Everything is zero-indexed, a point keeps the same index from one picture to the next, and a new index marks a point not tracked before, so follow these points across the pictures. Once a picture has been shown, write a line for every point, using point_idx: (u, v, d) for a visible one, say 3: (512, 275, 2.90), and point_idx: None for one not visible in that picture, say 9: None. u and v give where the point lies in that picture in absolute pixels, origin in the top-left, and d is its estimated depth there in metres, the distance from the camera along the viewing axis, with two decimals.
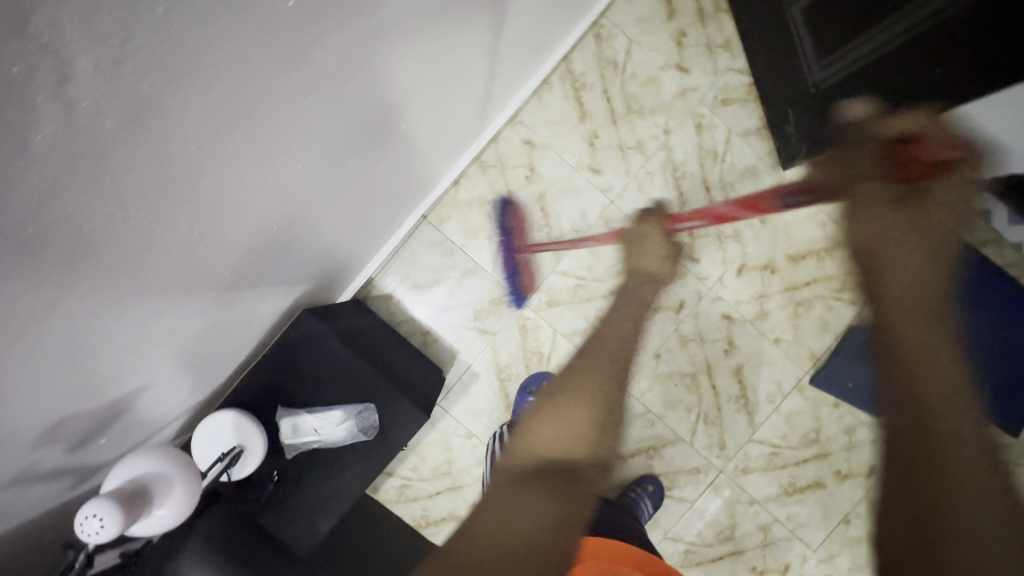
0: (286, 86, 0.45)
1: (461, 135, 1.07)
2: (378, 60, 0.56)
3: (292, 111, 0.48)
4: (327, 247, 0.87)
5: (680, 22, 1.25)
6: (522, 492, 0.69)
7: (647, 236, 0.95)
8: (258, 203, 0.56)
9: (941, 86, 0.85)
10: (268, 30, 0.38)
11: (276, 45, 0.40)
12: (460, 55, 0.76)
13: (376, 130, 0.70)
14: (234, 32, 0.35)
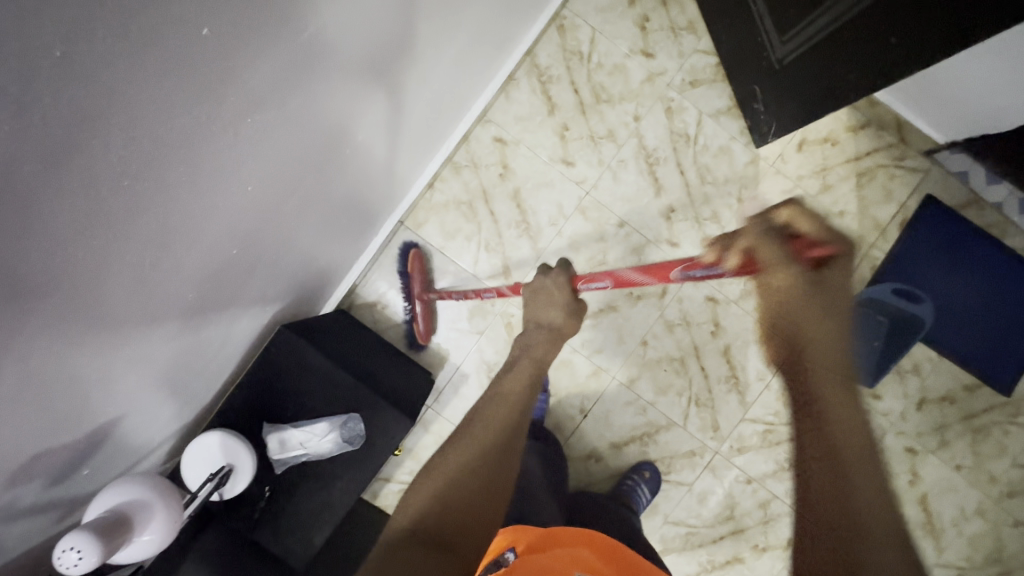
0: (216, 112, 0.45)
1: (427, 139, 1.07)
2: (317, 79, 0.56)
3: (230, 136, 0.49)
4: (298, 263, 0.87)
5: (643, 7, 1.24)
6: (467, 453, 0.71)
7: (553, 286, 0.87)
8: (211, 228, 0.57)
9: (893, 56, 0.85)
10: (184, 62, 0.38)
11: (198, 74, 0.40)
12: (410, 58, 0.75)
13: (332, 141, 0.70)
14: (147, 67, 0.36)
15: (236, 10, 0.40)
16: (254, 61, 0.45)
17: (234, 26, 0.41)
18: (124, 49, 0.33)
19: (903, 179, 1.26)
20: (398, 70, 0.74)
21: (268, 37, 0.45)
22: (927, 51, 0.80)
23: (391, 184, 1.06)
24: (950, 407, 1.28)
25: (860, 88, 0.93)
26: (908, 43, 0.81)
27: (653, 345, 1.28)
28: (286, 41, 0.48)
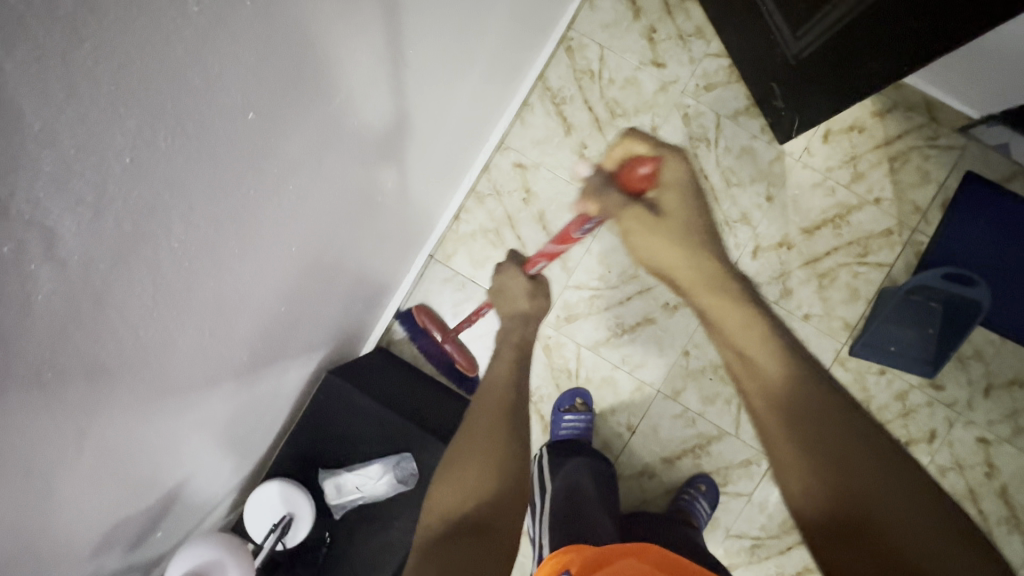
0: (259, 184, 0.47)
1: (448, 174, 1.09)
2: (351, 136, 0.59)
3: (274, 204, 0.51)
4: (340, 308, 0.90)
5: (648, 19, 1.25)
6: (460, 464, 0.81)
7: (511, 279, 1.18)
8: (261, 290, 0.59)
9: (914, 43, 0.83)
10: (230, 146, 0.40)
11: (244, 154, 0.42)
12: (430, 106, 0.79)
13: (367, 189, 0.73)
14: (199, 155, 0.38)
15: (273, 88, 0.42)
16: (290, 131, 0.47)
17: (272, 101, 0.43)
18: (181, 146, 0.36)
19: (939, 159, 1.23)
20: (421, 114, 0.77)
21: (302, 109, 0.47)
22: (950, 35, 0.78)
23: (419, 221, 1.08)
24: (1021, 390, 1.23)
25: (885, 77, 0.91)
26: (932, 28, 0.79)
27: (695, 354, 1.25)
28: (319, 108, 0.50)
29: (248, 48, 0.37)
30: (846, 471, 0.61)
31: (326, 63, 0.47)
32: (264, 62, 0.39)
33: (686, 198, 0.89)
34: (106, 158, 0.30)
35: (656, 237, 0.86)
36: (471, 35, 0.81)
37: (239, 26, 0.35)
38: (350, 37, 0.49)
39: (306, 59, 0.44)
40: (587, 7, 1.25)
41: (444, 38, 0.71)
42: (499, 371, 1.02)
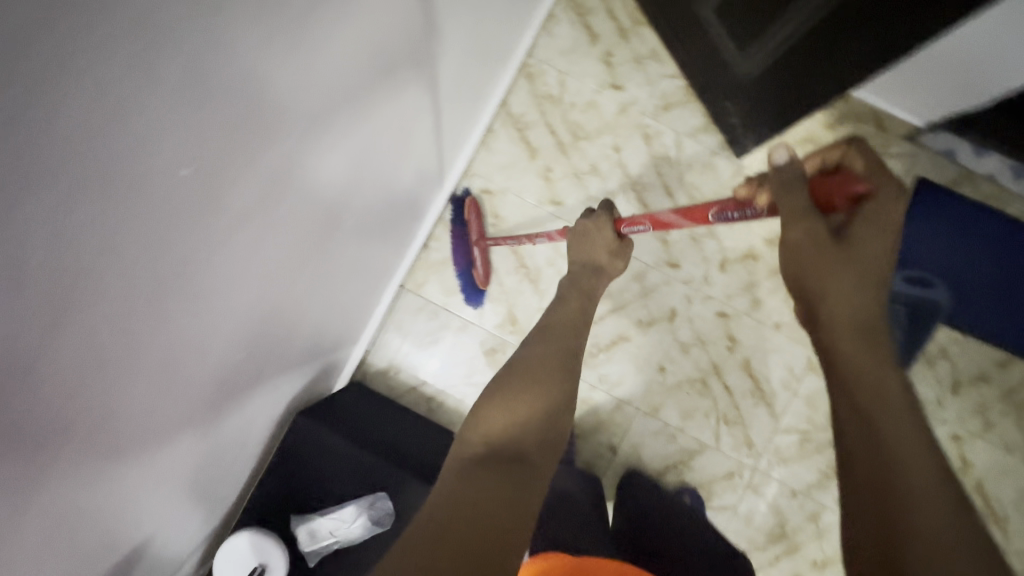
0: (206, 230, 0.47)
1: (416, 202, 1.10)
2: (303, 180, 0.59)
3: (225, 249, 0.52)
4: (307, 346, 0.88)
5: (605, 44, 1.27)
6: (508, 402, 0.74)
7: (591, 231, 0.95)
8: (222, 335, 0.59)
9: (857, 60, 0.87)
10: (166, 195, 0.41)
11: (182, 209, 0.43)
12: (390, 134, 0.79)
13: (325, 225, 0.74)
14: (130, 205, 0.38)
15: (211, 136, 0.43)
16: (236, 174, 0.48)
17: (212, 148, 0.44)
18: (109, 206, 0.36)
19: (890, 166, 1.27)
20: (379, 144, 0.77)
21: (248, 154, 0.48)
22: (889, 50, 0.82)
23: (389, 251, 1.09)
24: (987, 385, 1.27)
25: (829, 92, 0.95)
26: (872, 43, 0.83)
27: (671, 369, 1.25)
28: (268, 152, 0.51)
29: (179, 100, 0.38)
30: (897, 435, 0.58)
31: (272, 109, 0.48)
32: (198, 112, 0.40)
33: (889, 254, 0.69)
34: (27, 222, 0.31)
35: (828, 262, 0.69)
36: (428, 69, 0.82)
37: (165, 83, 0.36)
38: (301, 82, 0.50)
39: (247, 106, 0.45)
40: (545, 34, 1.28)
41: (399, 70, 0.72)
42: (563, 313, 0.90)
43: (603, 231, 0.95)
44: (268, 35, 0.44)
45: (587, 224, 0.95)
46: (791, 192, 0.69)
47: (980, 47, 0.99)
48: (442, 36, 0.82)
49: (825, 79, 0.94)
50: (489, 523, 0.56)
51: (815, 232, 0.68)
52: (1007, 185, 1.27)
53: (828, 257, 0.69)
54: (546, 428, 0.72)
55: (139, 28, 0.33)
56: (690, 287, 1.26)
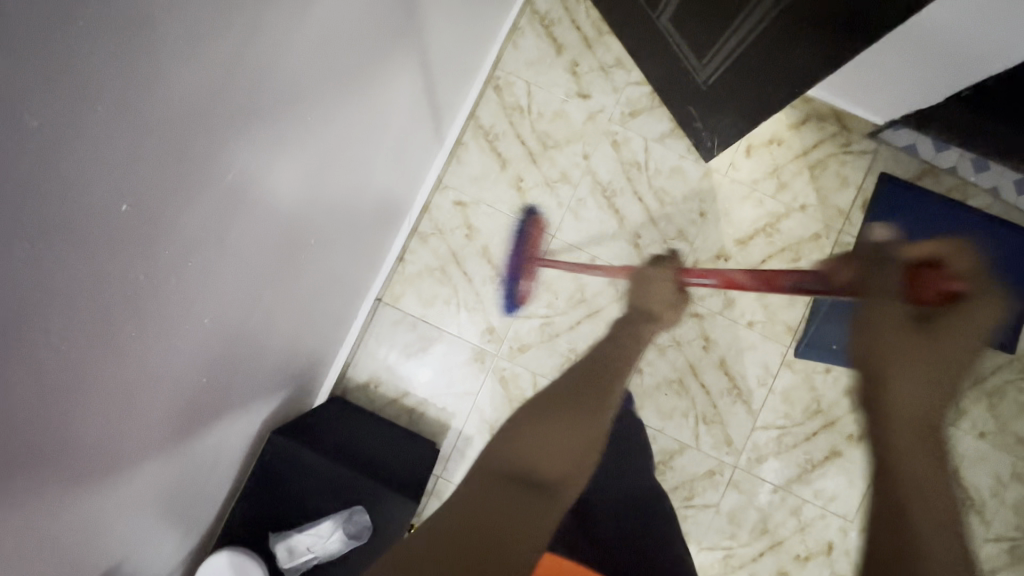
0: (152, 265, 0.50)
1: (388, 216, 1.12)
2: (254, 201, 0.62)
3: (175, 281, 0.54)
4: (279, 363, 0.90)
5: (570, 54, 1.29)
6: (550, 426, 0.84)
7: (653, 278, 1.10)
8: (179, 360, 0.61)
9: (804, 66, 0.90)
10: (89, 226, 0.40)
11: (125, 244, 0.45)
12: (357, 144, 0.82)
13: (291, 236, 0.76)
14: (49, 236, 0.37)
15: (149, 183, 0.44)
16: (178, 212, 0.50)
17: (150, 193, 0.45)
18: (50, 247, 0.38)
19: (854, 164, 1.30)
20: (346, 149, 0.79)
21: (190, 194, 0.50)
22: (836, 55, 0.84)
23: (362, 265, 1.10)
24: None
25: (781, 97, 0.99)
26: (819, 48, 0.86)
27: (649, 371, 1.27)
28: (210, 186, 0.53)
29: (115, 159, 0.40)
30: (919, 485, 0.62)
31: (211, 147, 0.50)
32: (134, 164, 0.42)
33: (961, 365, 0.68)
34: None
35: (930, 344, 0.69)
36: (392, 83, 0.84)
37: (80, 117, 0.35)
38: (240, 115, 0.52)
39: (185, 150, 0.47)
40: (511, 47, 1.29)
41: (363, 81, 0.74)
42: (618, 347, 1.04)
43: (663, 280, 1.09)
44: (202, 80, 0.45)
45: (645, 273, 1.11)
46: (878, 268, 0.73)
47: (925, 49, 1.04)
48: (408, 51, 0.84)
49: (776, 85, 0.97)
50: (496, 523, 0.70)
51: (890, 313, 0.70)
52: (968, 177, 1.31)
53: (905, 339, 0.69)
54: (576, 453, 0.82)
55: (66, 101, 0.34)
56: None
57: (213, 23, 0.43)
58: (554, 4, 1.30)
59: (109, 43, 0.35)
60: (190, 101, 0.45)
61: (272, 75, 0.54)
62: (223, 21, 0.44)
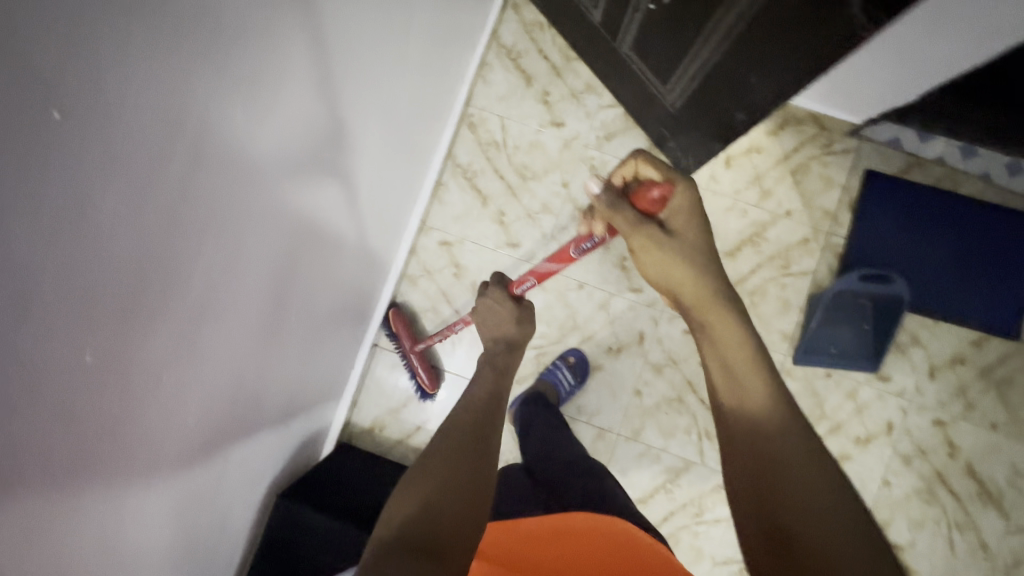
0: (131, 394, 0.51)
1: (373, 261, 1.13)
2: (228, 294, 0.63)
3: (158, 396, 0.56)
4: (272, 429, 0.92)
5: (540, 84, 1.30)
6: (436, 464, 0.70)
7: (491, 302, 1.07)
8: (170, 460, 0.63)
9: (761, 95, 0.86)
10: (62, 386, 0.42)
11: (99, 385, 0.46)
12: (337, 185, 0.82)
13: (277, 291, 0.76)
14: (16, 410, 0.39)
15: (111, 329, 0.46)
16: (149, 339, 0.51)
17: (113, 335, 0.46)
18: (22, 419, 0.39)
19: (837, 163, 1.29)
20: (322, 201, 0.79)
21: (157, 318, 0.51)
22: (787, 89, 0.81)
23: (352, 313, 1.13)
24: (965, 367, 1.28)
25: (740, 123, 0.96)
26: (773, 84, 0.82)
27: (647, 392, 1.28)
28: (179, 304, 0.54)
29: (69, 321, 0.41)
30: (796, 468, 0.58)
31: (167, 273, 0.51)
32: (90, 318, 0.43)
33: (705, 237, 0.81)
34: None
35: (666, 259, 0.79)
36: (362, 133, 0.83)
37: (20, 304, 0.36)
38: (196, 229, 0.52)
39: (143, 285, 0.48)
40: (481, 83, 1.31)
41: (331, 140, 0.73)
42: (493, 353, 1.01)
43: (500, 304, 1.05)
44: (141, 217, 0.44)
45: (486, 300, 1.07)
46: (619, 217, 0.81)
47: (924, 41, 0.98)
48: (373, 105, 0.83)
49: (738, 110, 0.94)
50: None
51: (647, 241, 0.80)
52: (958, 164, 1.28)
53: (666, 261, 0.79)
54: (472, 479, 0.69)
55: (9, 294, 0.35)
56: (655, 308, 1.28)
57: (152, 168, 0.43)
58: (519, 36, 1.31)
59: (33, 230, 0.35)
60: (137, 243, 0.45)
61: (225, 185, 0.54)
62: (162, 163, 0.44)
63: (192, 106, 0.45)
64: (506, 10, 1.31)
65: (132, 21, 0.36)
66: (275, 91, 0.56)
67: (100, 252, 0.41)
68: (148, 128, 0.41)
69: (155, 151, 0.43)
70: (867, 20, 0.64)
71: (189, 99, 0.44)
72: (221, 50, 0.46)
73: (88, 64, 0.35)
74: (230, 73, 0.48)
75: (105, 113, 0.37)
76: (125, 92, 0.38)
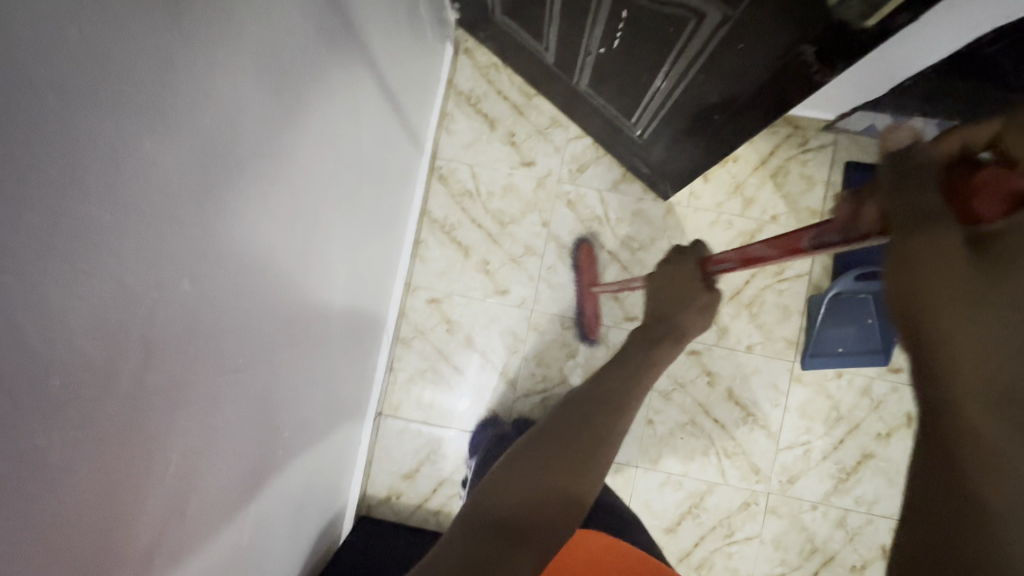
0: (144, 527, 0.49)
1: (371, 291, 1.09)
2: (215, 420, 0.58)
3: (174, 518, 0.53)
4: (286, 535, 0.89)
5: (504, 127, 1.28)
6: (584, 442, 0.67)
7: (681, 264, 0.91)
8: (202, 559, 0.61)
9: (724, 132, 0.85)
10: None
11: None
12: (332, 147, 0.75)
13: (281, 331, 0.72)
14: None
15: (90, 552, 0.42)
16: (155, 460, 0.48)
17: (108, 487, 0.43)
18: None
19: (816, 161, 1.27)
20: (312, 202, 0.73)
21: (163, 432, 0.49)
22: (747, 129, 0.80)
23: (351, 384, 1.10)
24: None
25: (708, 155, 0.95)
26: (733, 124, 0.82)
27: (659, 420, 1.25)
28: (183, 403, 0.51)
29: (59, 499, 0.38)
30: None
31: (162, 391, 0.47)
32: (60, 555, 0.39)
33: None
34: None
35: (967, 291, 0.38)
36: (339, 128, 0.76)
37: None
38: (199, 311, 0.50)
39: (135, 418, 0.44)
40: (445, 133, 1.29)
41: (313, 95, 0.65)
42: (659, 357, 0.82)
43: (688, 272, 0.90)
44: (98, 427, 0.40)
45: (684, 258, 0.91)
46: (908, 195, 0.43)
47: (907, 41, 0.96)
48: (346, 102, 0.76)
49: (703, 144, 0.92)
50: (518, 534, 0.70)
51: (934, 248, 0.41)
52: None
53: (976, 295, 0.37)
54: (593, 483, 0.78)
55: None
56: None
57: (100, 382, 0.39)
58: (475, 80, 1.28)
59: None
60: (116, 388, 0.41)
61: (187, 328, 0.49)
62: (108, 363, 0.40)
63: (148, 220, 0.40)
64: (459, 56, 1.29)
65: (59, 178, 0.32)
66: (238, 120, 0.50)
67: (78, 419, 0.38)
68: (90, 344, 0.37)
69: (101, 364, 0.39)
70: (825, 69, 0.63)
71: (140, 220, 0.40)
72: (166, 151, 0.41)
73: (18, 242, 0.30)
74: (182, 162, 0.43)
75: (34, 360, 0.33)
76: (51, 334, 0.34)
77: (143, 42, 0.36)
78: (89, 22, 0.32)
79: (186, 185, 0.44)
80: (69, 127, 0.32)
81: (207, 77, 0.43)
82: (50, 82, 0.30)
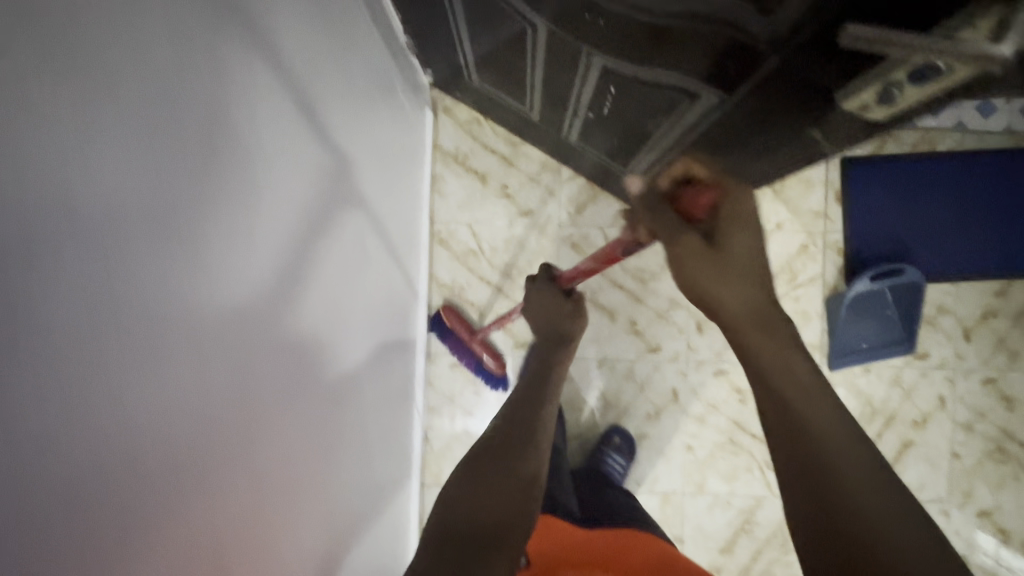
0: None
1: (392, 349, 1.05)
2: (283, 552, 0.59)
3: None
4: None
5: (496, 180, 1.27)
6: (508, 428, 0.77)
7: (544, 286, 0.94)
8: None
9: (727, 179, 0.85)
10: None
11: None
12: (344, 241, 0.75)
13: (326, 451, 0.72)
14: None
15: None
16: None
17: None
18: None
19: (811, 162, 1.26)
20: (332, 298, 0.71)
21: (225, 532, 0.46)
22: None
23: (395, 463, 1.10)
24: (997, 318, 1.25)
25: None
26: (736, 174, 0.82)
27: (697, 443, 1.26)
28: (253, 522, 0.51)
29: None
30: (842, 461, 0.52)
31: (217, 492, 0.45)
32: None
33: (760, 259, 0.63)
34: None
35: (707, 270, 0.62)
36: (346, 217, 0.76)
37: None
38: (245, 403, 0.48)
39: (198, 520, 0.42)
40: (438, 197, 1.28)
41: (326, 189, 0.66)
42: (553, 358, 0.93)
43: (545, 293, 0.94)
44: None
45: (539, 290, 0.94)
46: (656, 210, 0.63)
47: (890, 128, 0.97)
48: (350, 195, 0.76)
49: None
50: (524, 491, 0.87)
51: (691, 243, 0.62)
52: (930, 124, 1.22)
53: (714, 263, 0.62)
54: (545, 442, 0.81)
55: None
56: (679, 361, 1.26)
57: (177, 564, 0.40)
58: (459, 138, 1.27)
59: None
60: (179, 546, 0.40)
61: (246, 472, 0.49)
62: (182, 541, 0.41)
63: (185, 314, 0.39)
64: (439, 117, 1.27)
65: (98, 322, 0.31)
66: (257, 229, 0.49)
67: None
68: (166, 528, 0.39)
69: (178, 544, 0.40)
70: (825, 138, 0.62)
71: (189, 379, 0.40)
72: (187, 245, 0.39)
73: (81, 468, 0.31)
74: (209, 293, 0.42)
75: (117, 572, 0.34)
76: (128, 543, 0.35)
77: (157, 204, 0.35)
78: (102, 186, 0.31)
79: (218, 274, 0.43)
80: (98, 288, 0.31)
81: (234, 224, 0.45)
82: (78, 194, 0.29)
